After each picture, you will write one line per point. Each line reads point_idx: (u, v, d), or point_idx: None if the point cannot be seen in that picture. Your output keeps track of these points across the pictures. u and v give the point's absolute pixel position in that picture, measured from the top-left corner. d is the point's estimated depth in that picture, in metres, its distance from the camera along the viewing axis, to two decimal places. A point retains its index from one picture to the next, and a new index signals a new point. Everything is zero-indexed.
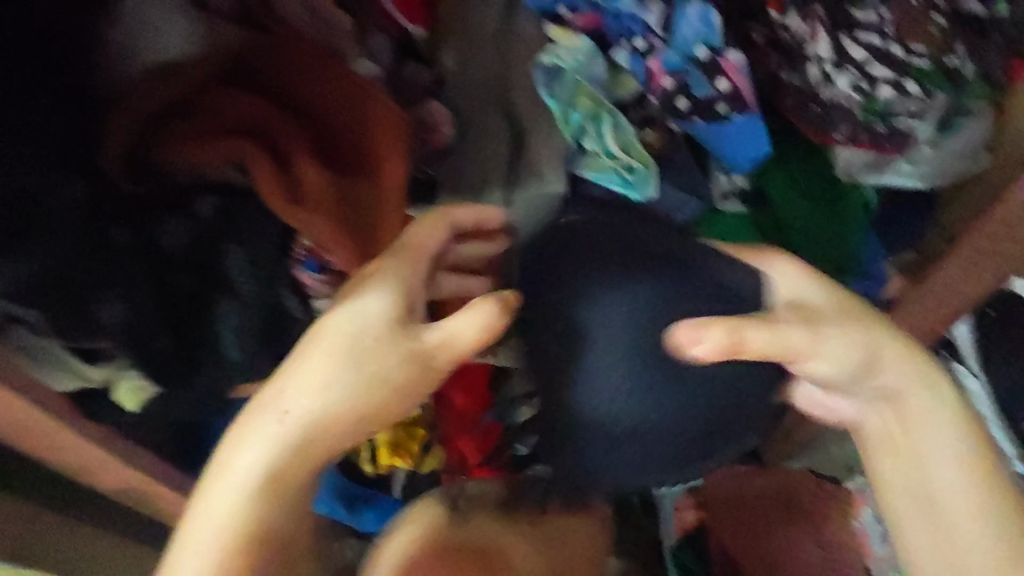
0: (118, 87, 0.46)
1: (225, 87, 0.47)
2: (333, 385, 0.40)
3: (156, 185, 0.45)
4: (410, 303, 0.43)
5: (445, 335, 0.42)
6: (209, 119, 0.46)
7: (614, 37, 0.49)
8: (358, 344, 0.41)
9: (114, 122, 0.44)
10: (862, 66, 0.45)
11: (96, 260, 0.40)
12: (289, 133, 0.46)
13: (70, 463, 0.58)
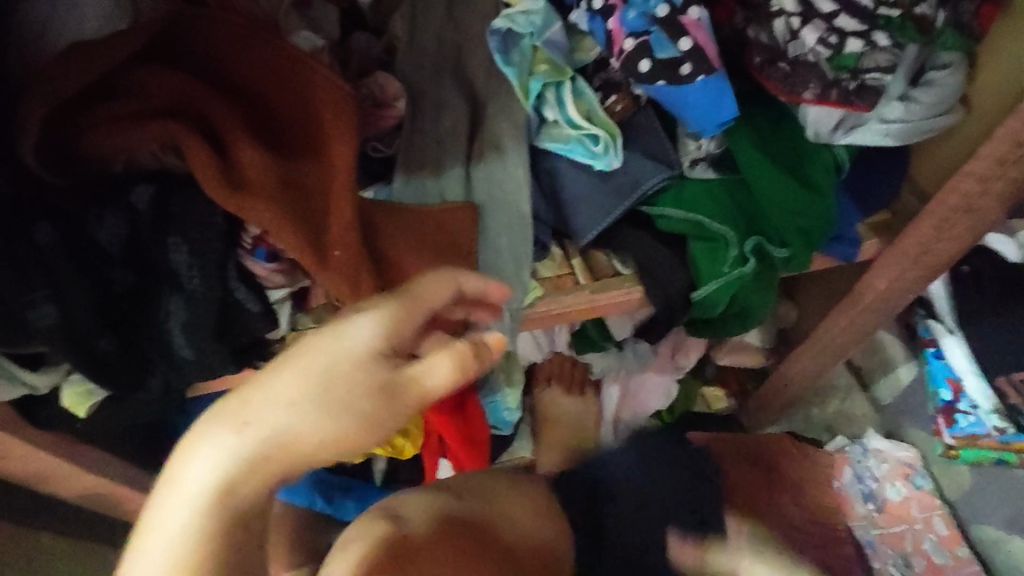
0: (33, 68, 0.41)
1: (146, 63, 0.41)
2: (310, 405, 0.31)
3: (82, 176, 0.40)
4: (402, 338, 0.35)
5: (428, 382, 0.34)
6: (131, 101, 0.40)
7: (570, 1, 0.48)
8: (339, 369, 0.33)
9: (27, 104, 0.38)
10: (829, 18, 0.42)
11: (22, 259, 0.37)
12: (221, 111, 0.41)
13: (27, 474, 0.55)
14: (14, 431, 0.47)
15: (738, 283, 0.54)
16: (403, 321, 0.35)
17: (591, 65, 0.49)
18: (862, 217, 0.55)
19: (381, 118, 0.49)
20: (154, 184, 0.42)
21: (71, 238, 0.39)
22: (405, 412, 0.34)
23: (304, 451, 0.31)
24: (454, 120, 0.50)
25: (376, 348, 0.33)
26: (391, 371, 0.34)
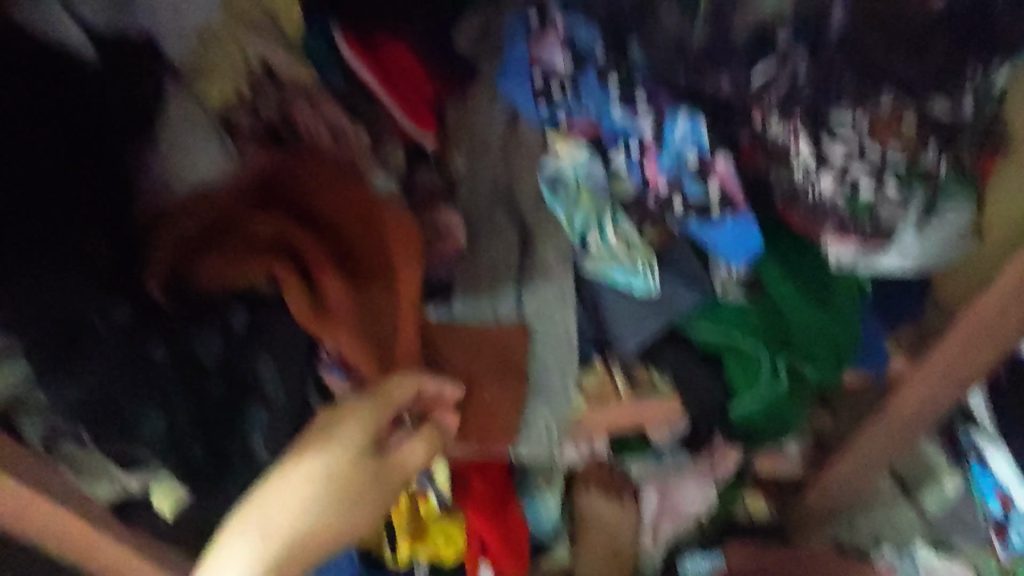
0: (156, 210, 0.51)
1: (251, 208, 0.50)
2: (310, 505, 0.51)
3: (190, 302, 0.47)
4: (375, 437, 0.52)
5: (404, 462, 0.55)
6: (238, 240, 0.48)
7: (609, 143, 0.52)
8: (322, 475, 0.51)
9: (158, 243, 0.47)
10: (842, 168, 0.48)
11: (136, 380, 0.43)
12: (310, 248, 0.49)
13: (107, 564, 0.60)
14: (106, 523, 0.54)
15: (769, 395, 0.59)
16: (374, 421, 0.51)
17: (630, 201, 0.53)
18: (888, 335, 0.59)
19: (443, 243, 0.55)
20: (248, 307, 0.48)
21: (180, 357, 0.45)
22: (384, 484, 0.54)
23: (311, 521, 0.52)
24: (507, 247, 0.56)
25: (348, 450, 0.51)
26: (373, 462, 0.53)
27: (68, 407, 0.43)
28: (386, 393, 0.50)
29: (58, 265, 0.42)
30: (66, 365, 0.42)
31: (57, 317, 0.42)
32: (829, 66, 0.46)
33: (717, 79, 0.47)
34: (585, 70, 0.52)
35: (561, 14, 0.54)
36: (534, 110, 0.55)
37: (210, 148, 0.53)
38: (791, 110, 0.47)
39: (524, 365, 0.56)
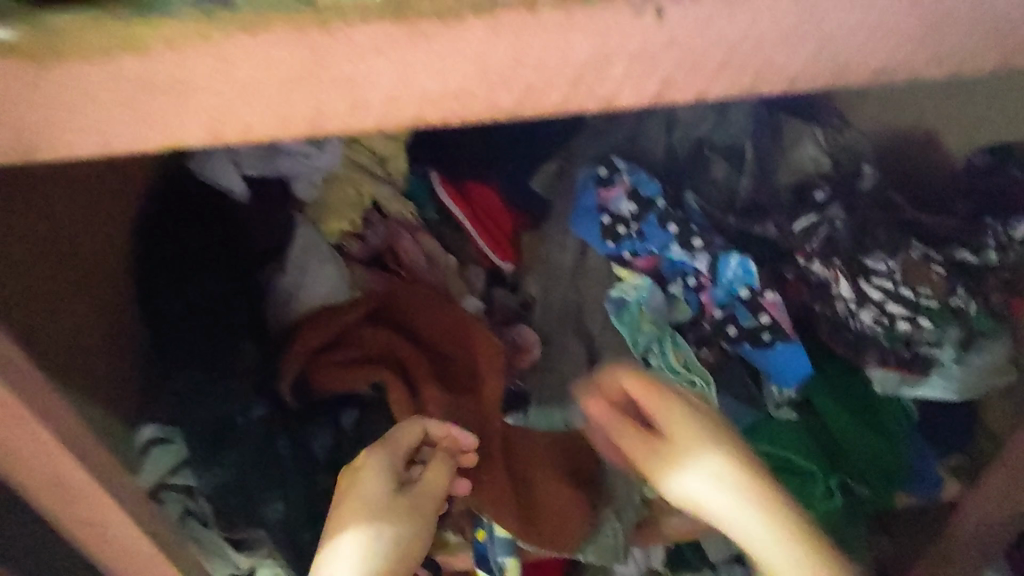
0: (285, 325, 0.61)
1: (364, 324, 0.60)
2: (367, 537, 0.51)
3: (310, 403, 0.57)
4: (397, 465, 0.54)
5: (434, 489, 0.55)
6: (354, 351, 0.59)
7: (669, 276, 0.60)
8: (370, 502, 0.52)
9: (290, 354, 0.57)
10: (880, 304, 0.54)
11: (266, 470, 0.53)
12: (414, 359, 0.59)
13: None
14: None
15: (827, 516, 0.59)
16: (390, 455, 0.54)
17: (686, 323, 0.60)
18: (939, 459, 0.62)
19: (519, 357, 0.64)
20: (357, 409, 0.58)
21: (299, 452, 0.55)
22: (429, 515, 0.55)
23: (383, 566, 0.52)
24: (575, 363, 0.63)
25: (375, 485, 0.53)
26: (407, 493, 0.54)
27: (212, 490, 0.53)
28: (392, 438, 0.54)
29: (211, 370, 0.53)
30: (212, 453, 0.52)
31: (210, 417, 0.52)
32: (864, 222, 0.57)
33: (765, 224, 0.59)
34: (646, 214, 0.61)
35: (626, 169, 0.64)
36: (600, 245, 0.63)
37: (327, 270, 0.63)
38: (830, 257, 0.56)
39: (589, 470, 0.61)
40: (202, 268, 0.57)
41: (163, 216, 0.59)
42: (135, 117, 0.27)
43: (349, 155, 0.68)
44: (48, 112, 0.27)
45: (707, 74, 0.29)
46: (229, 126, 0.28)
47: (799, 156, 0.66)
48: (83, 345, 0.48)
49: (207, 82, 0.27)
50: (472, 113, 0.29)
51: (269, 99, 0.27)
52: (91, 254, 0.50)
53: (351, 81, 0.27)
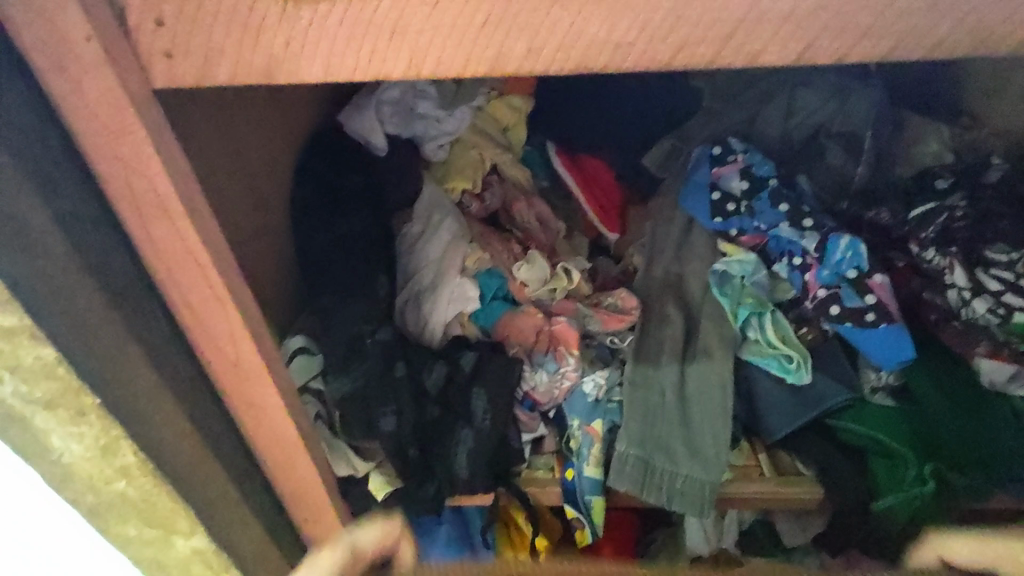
0: (407, 273, 0.66)
1: None
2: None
3: (426, 349, 0.62)
4: (360, 553, 0.39)
5: (360, 537, 0.39)
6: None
7: (774, 254, 0.63)
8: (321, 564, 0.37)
9: None
10: (997, 295, 0.55)
11: (386, 387, 0.57)
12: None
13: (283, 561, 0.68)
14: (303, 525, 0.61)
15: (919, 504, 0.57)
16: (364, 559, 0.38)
17: (788, 302, 0.63)
18: None
19: (617, 319, 0.64)
20: (475, 351, 0.62)
21: (412, 377, 0.59)
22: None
23: None
24: (675, 333, 0.64)
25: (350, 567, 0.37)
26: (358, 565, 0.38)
27: (342, 397, 0.57)
28: (355, 539, 0.39)
29: (354, 295, 0.60)
30: (345, 364, 0.57)
31: (344, 334, 0.58)
32: (985, 212, 0.58)
33: (878, 211, 0.62)
34: (756, 192, 0.65)
35: (741, 149, 0.67)
36: (707, 221, 0.66)
37: (447, 221, 0.67)
38: (947, 247, 0.57)
39: (673, 434, 0.61)
40: (350, 204, 0.64)
41: (316, 157, 0.66)
42: (355, 51, 0.33)
43: (476, 122, 0.73)
44: (291, 43, 0.33)
45: (850, 38, 0.32)
46: (427, 62, 0.34)
47: (920, 151, 0.67)
48: (251, 257, 0.56)
49: (418, 24, 0.32)
50: (627, 61, 0.33)
51: (463, 40, 0.33)
52: (262, 177, 0.58)
53: (532, 30, 0.32)
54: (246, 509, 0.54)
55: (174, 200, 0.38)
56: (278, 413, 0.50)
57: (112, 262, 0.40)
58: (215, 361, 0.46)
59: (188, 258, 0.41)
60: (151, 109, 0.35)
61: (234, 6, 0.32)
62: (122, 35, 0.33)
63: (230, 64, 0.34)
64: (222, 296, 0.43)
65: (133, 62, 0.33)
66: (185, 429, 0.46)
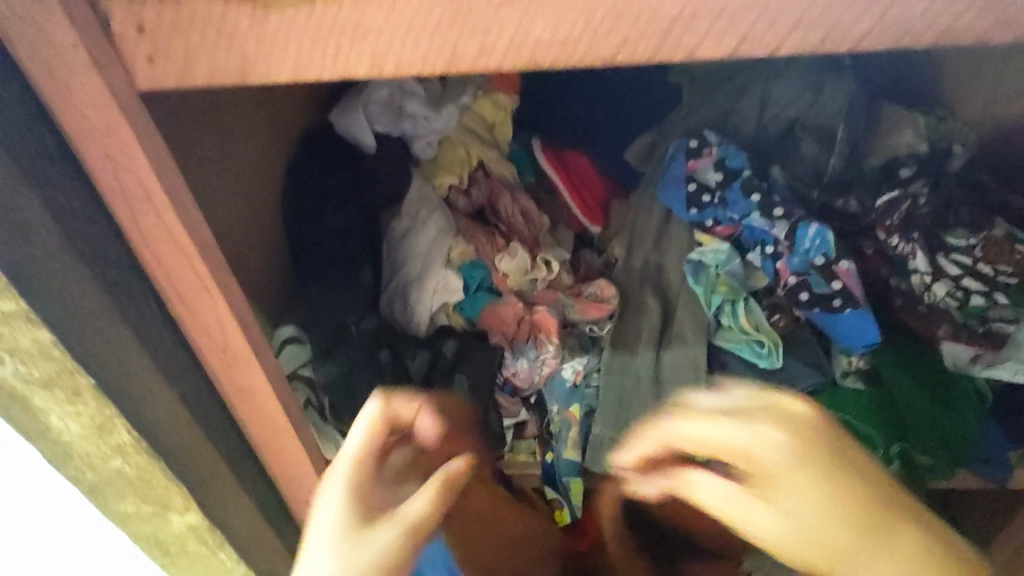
0: (392, 269, 0.67)
1: None
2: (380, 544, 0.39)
3: (410, 338, 0.65)
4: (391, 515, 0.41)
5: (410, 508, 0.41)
6: None
7: (748, 244, 0.65)
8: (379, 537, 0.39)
9: None
10: (955, 279, 0.58)
11: (371, 374, 0.61)
12: None
13: None
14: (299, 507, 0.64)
15: None
16: (369, 452, 0.43)
17: (761, 290, 0.64)
18: (1011, 444, 0.63)
19: (595, 308, 0.66)
20: (457, 341, 0.66)
21: (397, 363, 0.63)
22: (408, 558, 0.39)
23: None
24: (652, 318, 0.66)
25: (351, 481, 0.42)
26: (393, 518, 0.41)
27: (327, 383, 0.60)
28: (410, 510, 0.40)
29: (339, 288, 0.64)
30: (329, 350, 0.61)
31: (329, 324, 0.62)
32: (946, 199, 0.61)
33: (847, 199, 0.63)
34: (730, 183, 0.66)
35: (716, 142, 0.68)
36: (684, 212, 0.68)
37: (433, 216, 0.68)
38: (910, 234, 0.60)
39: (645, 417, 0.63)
40: (338, 199, 0.67)
41: (306, 156, 0.69)
42: (320, 52, 0.36)
43: (462, 120, 0.74)
44: (262, 46, 0.35)
45: (782, 31, 0.34)
46: (387, 61, 0.36)
47: (895, 141, 0.69)
48: (241, 249, 0.59)
49: (377, 26, 0.35)
50: (573, 58, 0.35)
51: (420, 40, 0.35)
52: (252, 174, 0.61)
53: (482, 30, 0.35)
54: (241, 486, 0.57)
55: (159, 191, 0.41)
56: (267, 398, 0.52)
57: (106, 253, 0.42)
58: (204, 347, 0.49)
59: (173, 246, 0.43)
60: (136, 109, 0.38)
61: (207, 14, 0.34)
62: (107, 41, 0.35)
63: (206, 68, 0.36)
64: (207, 285, 0.45)
65: (117, 67, 0.36)
66: (179, 410, 0.49)
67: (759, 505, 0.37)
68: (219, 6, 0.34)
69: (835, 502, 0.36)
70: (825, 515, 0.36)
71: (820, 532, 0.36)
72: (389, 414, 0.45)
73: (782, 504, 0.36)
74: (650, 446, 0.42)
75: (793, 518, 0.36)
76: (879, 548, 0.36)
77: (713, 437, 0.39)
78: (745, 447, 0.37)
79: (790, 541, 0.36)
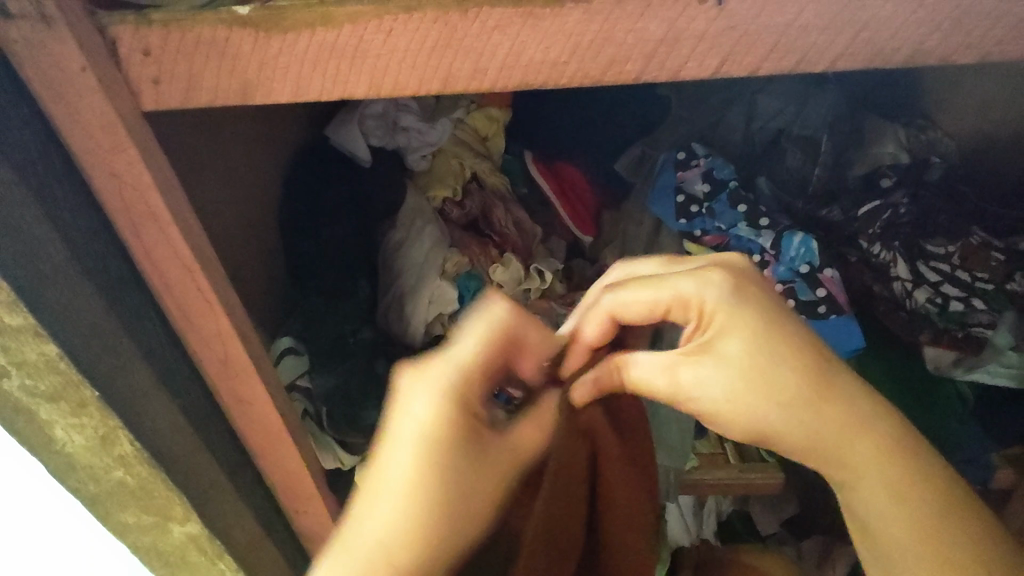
0: (388, 279, 0.69)
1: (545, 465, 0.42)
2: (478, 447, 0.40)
3: (406, 348, 0.66)
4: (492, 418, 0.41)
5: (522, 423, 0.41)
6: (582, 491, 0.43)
7: (736, 252, 0.65)
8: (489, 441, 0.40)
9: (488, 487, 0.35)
10: (935, 285, 0.61)
11: (367, 384, 0.62)
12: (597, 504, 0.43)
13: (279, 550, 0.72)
14: (296, 516, 0.64)
15: None
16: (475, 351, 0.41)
17: None
18: (996, 446, 0.64)
19: None
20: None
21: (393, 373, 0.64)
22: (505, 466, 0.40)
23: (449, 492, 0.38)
24: None
25: (454, 399, 0.39)
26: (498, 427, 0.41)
27: (325, 393, 0.61)
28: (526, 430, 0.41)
29: (335, 296, 0.65)
30: (327, 360, 0.62)
31: (328, 333, 0.63)
32: (927, 209, 0.64)
33: (830, 209, 0.66)
34: (717, 194, 0.68)
35: (703, 154, 0.71)
36: (673, 222, 0.69)
37: (428, 227, 0.69)
38: (891, 242, 0.63)
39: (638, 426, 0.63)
40: (332, 211, 0.68)
41: (302, 170, 0.70)
42: (320, 74, 0.37)
43: (456, 134, 0.76)
44: (263, 69, 0.37)
45: (760, 53, 0.35)
46: (384, 83, 0.37)
47: (879, 150, 0.70)
48: (239, 261, 0.60)
49: (374, 50, 0.36)
50: (562, 78, 0.37)
51: (416, 63, 0.36)
52: (250, 186, 0.62)
53: (476, 53, 0.36)
54: (238, 495, 0.58)
55: (163, 208, 0.42)
56: (265, 407, 0.53)
57: (109, 268, 0.43)
58: (206, 359, 0.50)
59: (176, 261, 0.44)
60: (140, 129, 0.39)
61: (211, 38, 0.36)
62: (113, 64, 0.36)
63: (209, 90, 0.37)
64: (209, 297, 0.46)
65: (123, 89, 0.37)
66: (179, 421, 0.50)
67: (706, 362, 0.42)
68: (223, 31, 0.35)
69: (774, 371, 0.41)
70: (761, 373, 0.41)
71: (745, 391, 0.41)
72: (507, 334, 0.41)
73: (724, 358, 0.42)
74: (597, 326, 0.44)
75: (728, 376, 0.41)
76: (815, 410, 0.41)
77: (648, 300, 0.43)
78: (690, 295, 0.42)
79: (727, 396, 0.41)
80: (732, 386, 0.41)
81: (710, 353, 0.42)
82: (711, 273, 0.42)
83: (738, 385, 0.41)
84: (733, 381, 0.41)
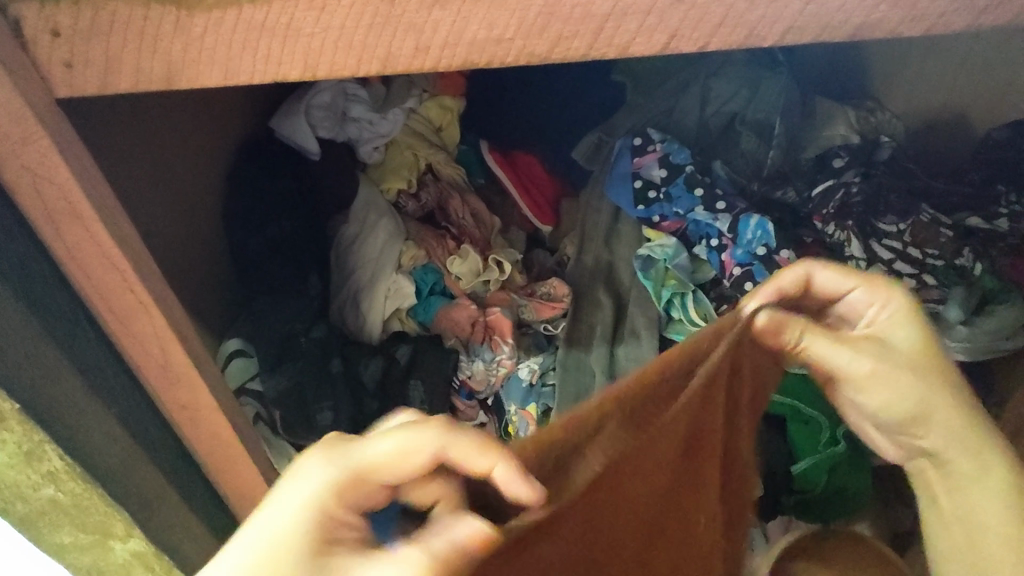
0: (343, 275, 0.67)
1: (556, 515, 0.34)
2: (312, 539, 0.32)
3: (362, 344, 0.64)
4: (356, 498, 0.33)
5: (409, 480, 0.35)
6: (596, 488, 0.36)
7: (694, 238, 0.66)
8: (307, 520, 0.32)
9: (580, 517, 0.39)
10: (889, 263, 0.62)
11: (320, 384, 0.59)
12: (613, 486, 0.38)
13: None
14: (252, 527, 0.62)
15: (832, 461, 0.64)
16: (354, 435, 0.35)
17: (709, 282, 0.65)
18: None
19: (549, 308, 0.66)
20: (410, 344, 0.64)
21: (348, 370, 0.62)
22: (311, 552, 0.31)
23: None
24: (605, 316, 0.66)
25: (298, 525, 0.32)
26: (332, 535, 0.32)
27: (275, 394, 0.58)
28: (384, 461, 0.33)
29: (284, 292, 0.62)
30: (277, 362, 0.59)
31: (278, 333, 0.60)
32: (877, 188, 0.65)
33: (785, 191, 0.67)
34: (674, 178, 0.68)
35: (659, 139, 0.70)
36: (632, 209, 0.69)
37: (382, 220, 0.67)
38: (845, 222, 0.63)
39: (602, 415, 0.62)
40: (281, 208, 0.65)
41: (246, 163, 0.67)
42: (250, 55, 0.35)
43: (408, 123, 0.73)
44: (187, 50, 0.34)
45: (708, 28, 0.35)
46: (318, 62, 0.35)
47: (830, 133, 0.72)
48: (178, 261, 0.57)
49: (309, 27, 0.34)
50: (507, 55, 0.35)
51: (353, 42, 0.34)
52: (187, 182, 0.59)
53: (416, 29, 0.34)
54: (188, 507, 0.56)
55: (86, 205, 0.39)
56: (212, 414, 0.50)
57: (27, 269, 0.40)
58: (143, 367, 0.47)
59: (104, 261, 0.41)
60: (56, 120, 0.36)
61: (128, 18, 0.33)
62: (19, 47, 0.33)
63: (129, 72, 0.35)
64: (143, 301, 0.43)
65: (30, 76, 0.34)
66: (116, 432, 0.48)
67: (880, 337, 0.45)
68: (140, 8, 0.32)
69: (921, 383, 0.44)
70: (942, 389, 0.45)
71: (925, 382, 0.45)
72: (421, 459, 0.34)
73: (874, 359, 0.44)
74: (794, 278, 0.45)
75: (900, 358, 0.45)
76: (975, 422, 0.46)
77: (839, 279, 0.46)
78: (870, 299, 0.46)
79: (902, 384, 0.44)
80: (906, 373, 0.44)
81: (884, 328, 0.45)
82: (896, 291, 0.46)
83: (890, 369, 0.44)
84: (906, 359, 0.45)
